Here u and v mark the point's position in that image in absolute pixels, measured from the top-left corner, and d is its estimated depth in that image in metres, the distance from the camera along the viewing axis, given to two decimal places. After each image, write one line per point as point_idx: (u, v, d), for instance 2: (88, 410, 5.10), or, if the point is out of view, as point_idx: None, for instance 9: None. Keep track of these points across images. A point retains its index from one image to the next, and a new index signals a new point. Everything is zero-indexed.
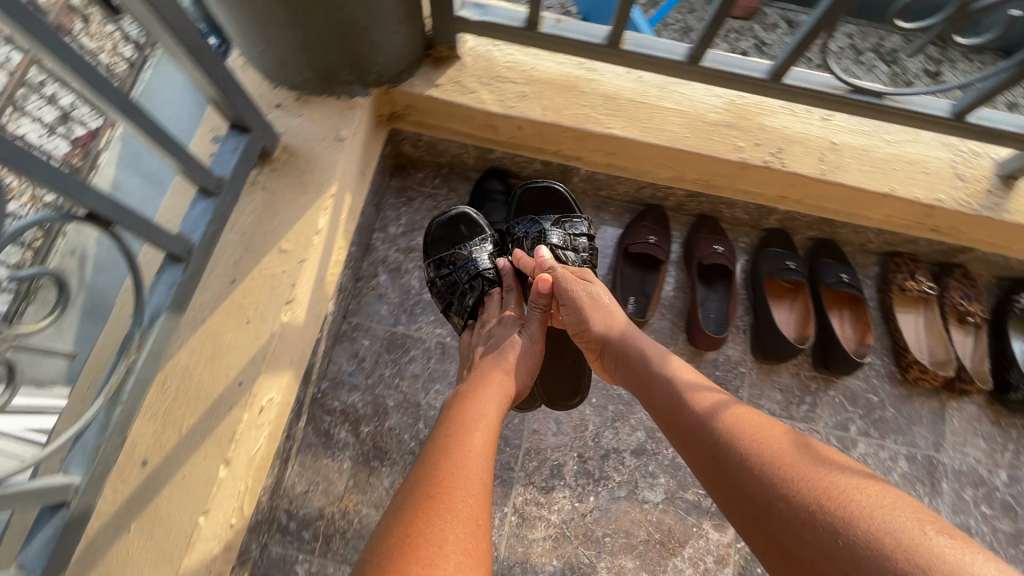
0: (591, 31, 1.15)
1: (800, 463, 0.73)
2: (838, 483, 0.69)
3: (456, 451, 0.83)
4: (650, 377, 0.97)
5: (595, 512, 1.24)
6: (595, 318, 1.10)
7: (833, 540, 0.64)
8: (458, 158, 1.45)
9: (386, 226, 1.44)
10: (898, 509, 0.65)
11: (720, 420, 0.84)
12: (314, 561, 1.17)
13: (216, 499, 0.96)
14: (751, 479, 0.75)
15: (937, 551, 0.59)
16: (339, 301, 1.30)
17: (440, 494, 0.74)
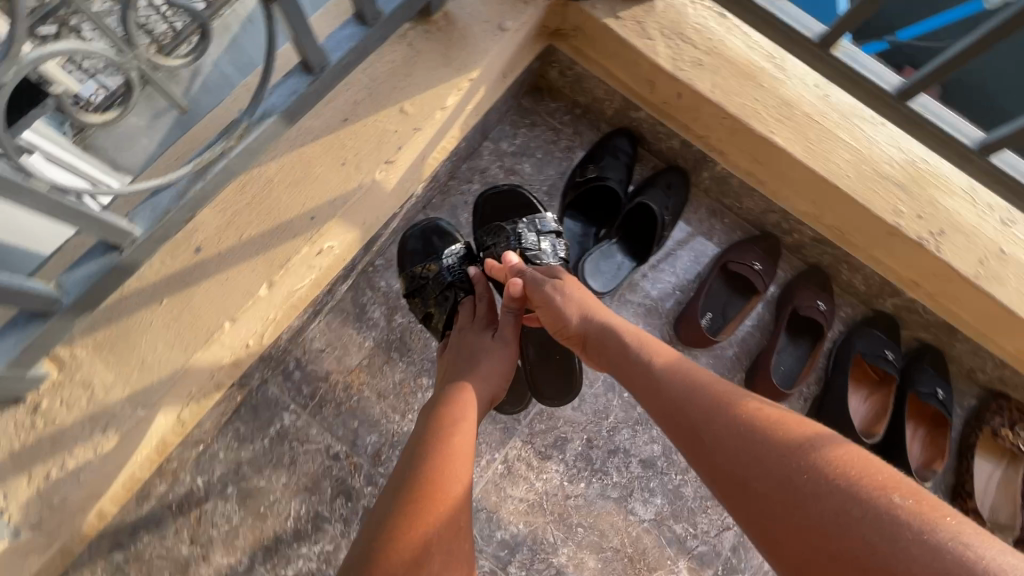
0: (806, 22, 1.03)
1: (780, 434, 0.70)
2: (815, 457, 0.66)
3: (431, 457, 0.78)
4: (625, 356, 0.88)
5: (580, 499, 1.18)
6: (568, 314, 0.96)
7: (824, 519, 0.62)
8: (600, 102, 1.35)
9: (500, 139, 1.36)
10: (869, 479, 0.63)
11: (704, 400, 0.77)
12: (301, 417, 1.16)
13: (247, 312, 0.95)
14: (730, 458, 0.72)
15: (910, 528, 0.58)
16: (427, 188, 1.25)
17: (416, 513, 0.72)
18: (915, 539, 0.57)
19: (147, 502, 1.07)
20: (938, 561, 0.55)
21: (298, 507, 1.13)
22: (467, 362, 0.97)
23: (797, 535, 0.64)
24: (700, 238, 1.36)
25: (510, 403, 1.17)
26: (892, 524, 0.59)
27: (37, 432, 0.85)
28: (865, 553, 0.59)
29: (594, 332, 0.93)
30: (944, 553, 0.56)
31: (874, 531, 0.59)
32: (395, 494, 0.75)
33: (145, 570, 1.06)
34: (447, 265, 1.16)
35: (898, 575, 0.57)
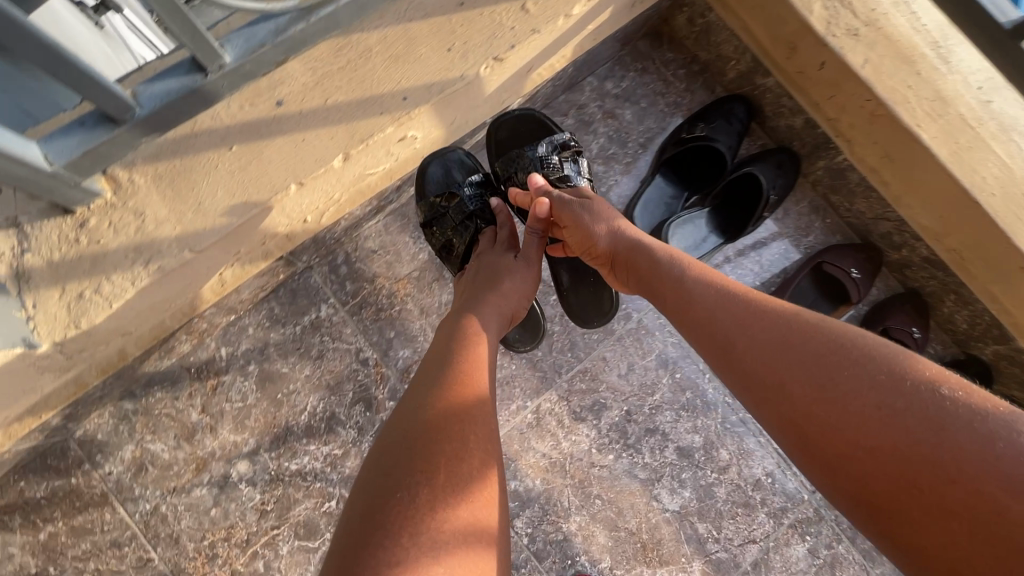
0: (1001, 8, 0.95)
1: (820, 332, 0.64)
2: (858, 355, 0.61)
3: (462, 360, 0.77)
4: (654, 265, 0.82)
5: (605, 470, 1.10)
6: (597, 229, 0.91)
7: (869, 419, 0.58)
8: (724, 61, 1.22)
9: (606, 77, 1.24)
10: (916, 370, 0.59)
11: (733, 307, 0.71)
12: (338, 313, 1.10)
13: (316, 179, 0.89)
14: (763, 364, 0.66)
15: (958, 416, 0.55)
16: (521, 109, 1.14)
17: (451, 411, 0.70)
18: (967, 426, 0.54)
19: (168, 358, 1.02)
20: (989, 444, 0.53)
21: (315, 403, 1.07)
22: (489, 281, 0.92)
23: (839, 438, 0.60)
24: (795, 233, 1.24)
25: (521, 341, 1.07)
26: (941, 414, 0.56)
27: (81, 250, 0.79)
28: (912, 445, 0.56)
29: (622, 244, 0.88)
30: (994, 435, 0.53)
31: (921, 424, 0.56)
32: (422, 395, 0.72)
33: (151, 425, 1.02)
34: (468, 194, 1.07)
35: (946, 467, 0.54)
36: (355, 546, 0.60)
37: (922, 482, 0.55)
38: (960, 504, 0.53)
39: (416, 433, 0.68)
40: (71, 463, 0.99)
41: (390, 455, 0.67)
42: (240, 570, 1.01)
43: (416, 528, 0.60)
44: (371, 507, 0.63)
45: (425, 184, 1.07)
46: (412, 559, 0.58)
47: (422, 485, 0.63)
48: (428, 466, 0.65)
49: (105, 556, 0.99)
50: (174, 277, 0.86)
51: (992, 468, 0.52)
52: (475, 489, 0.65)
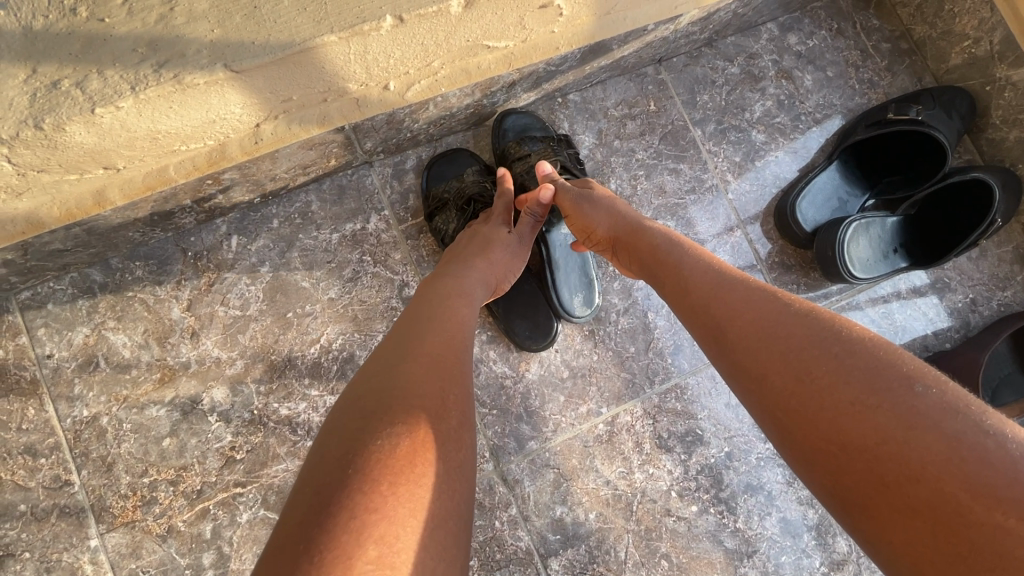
0: None
1: (794, 304, 0.47)
2: (830, 334, 0.43)
3: (440, 294, 0.60)
4: (631, 231, 0.65)
5: (682, 524, 0.81)
6: (600, 219, 0.69)
7: (850, 422, 0.40)
8: (950, 41, 0.94)
9: (792, 28, 0.96)
10: (894, 358, 0.41)
11: (716, 279, 0.53)
12: (390, 232, 0.84)
13: (421, 22, 0.61)
14: (733, 335, 0.48)
15: (932, 412, 0.37)
16: (686, 34, 0.87)
17: (430, 353, 0.50)
18: (939, 424, 0.37)
19: (163, 230, 0.77)
20: (957, 446, 0.36)
21: (332, 337, 0.81)
22: (465, 250, 0.71)
23: (809, 431, 0.41)
24: (990, 282, 0.93)
25: (533, 338, 0.81)
26: (912, 408, 0.38)
27: (74, 25, 0.49)
28: (879, 443, 0.38)
29: (617, 220, 0.67)
30: (968, 434, 0.36)
31: (891, 417, 0.38)
32: (404, 329, 0.54)
33: (119, 310, 0.77)
34: (470, 181, 0.83)
35: (925, 482, 0.36)
36: (318, 493, 0.39)
37: (890, 482, 0.37)
38: (930, 514, 0.35)
39: (376, 367, 0.49)
40: (4, 331, 0.75)
41: (350, 394, 0.47)
42: (179, 528, 0.74)
43: (393, 479, 0.40)
44: (345, 448, 0.42)
45: (433, 179, 0.84)
46: (388, 510, 0.39)
47: (405, 423, 0.43)
48: (410, 406, 0.45)
49: (10, 464, 0.73)
50: (193, 100, 0.57)
51: (959, 471, 0.35)
52: (462, 450, 0.46)
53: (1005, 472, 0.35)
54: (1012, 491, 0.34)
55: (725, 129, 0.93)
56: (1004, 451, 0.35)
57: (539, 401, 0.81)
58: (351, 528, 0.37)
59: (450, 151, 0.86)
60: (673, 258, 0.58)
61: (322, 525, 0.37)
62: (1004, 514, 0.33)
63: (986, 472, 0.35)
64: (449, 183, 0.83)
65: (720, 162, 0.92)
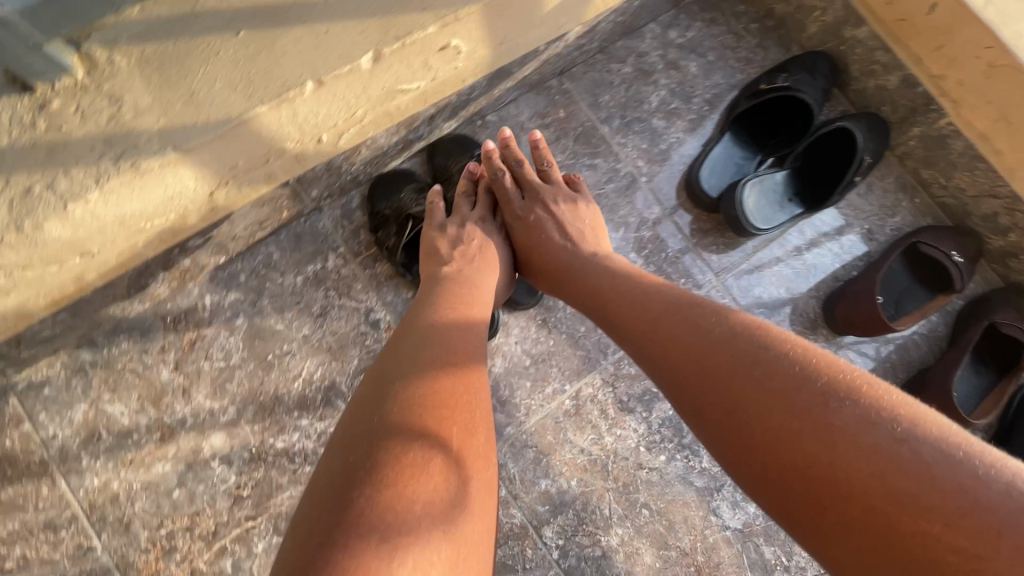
0: None
1: (730, 340, 0.56)
2: (759, 366, 0.53)
3: (438, 311, 0.67)
4: (575, 263, 0.77)
5: (654, 474, 0.90)
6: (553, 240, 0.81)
7: (785, 446, 0.48)
8: (805, 14, 1.08)
9: (670, 25, 1.10)
10: (815, 377, 0.50)
11: (664, 321, 0.62)
12: (348, 265, 0.92)
13: (339, 81, 0.71)
14: (684, 374, 0.58)
15: (848, 426, 0.46)
16: (576, 46, 0.99)
17: (444, 378, 0.58)
18: (857, 437, 0.45)
19: (140, 302, 0.84)
20: (875, 456, 0.44)
21: (312, 370, 0.89)
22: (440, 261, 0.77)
23: (751, 449, 0.51)
24: (880, 213, 1.07)
25: None
26: (830, 426, 0.47)
27: (36, 137, 0.59)
28: (810, 464, 0.47)
29: (570, 255, 0.79)
30: (882, 442, 0.45)
31: (817, 435, 0.47)
32: (412, 350, 0.61)
33: (112, 383, 0.84)
34: (409, 198, 0.91)
35: (853, 491, 0.44)
36: (346, 515, 0.46)
37: (827, 499, 0.45)
38: (864, 520, 0.44)
39: (385, 395, 0.55)
40: (6, 422, 0.81)
41: (361, 426, 0.53)
42: (201, 569, 0.81)
43: (425, 500, 0.47)
44: (369, 475, 0.48)
45: (376, 200, 0.92)
46: (422, 532, 0.46)
47: (429, 447, 0.50)
48: (427, 433, 0.51)
49: (34, 542, 0.79)
50: (152, 182, 0.66)
51: (880, 479, 0.44)
52: (483, 467, 0.54)
53: (917, 474, 0.43)
54: (926, 494, 0.42)
55: (630, 123, 1.05)
56: (914, 454, 0.44)
57: (509, 390, 0.90)
58: (386, 547, 0.44)
59: (389, 175, 0.95)
60: (630, 286, 0.69)
61: (348, 546, 0.44)
62: (928, 518, 0.41)
63: (902, 477, 0.43)
64: (391, 200, 0.91)
65: (630, 151, 1.04)
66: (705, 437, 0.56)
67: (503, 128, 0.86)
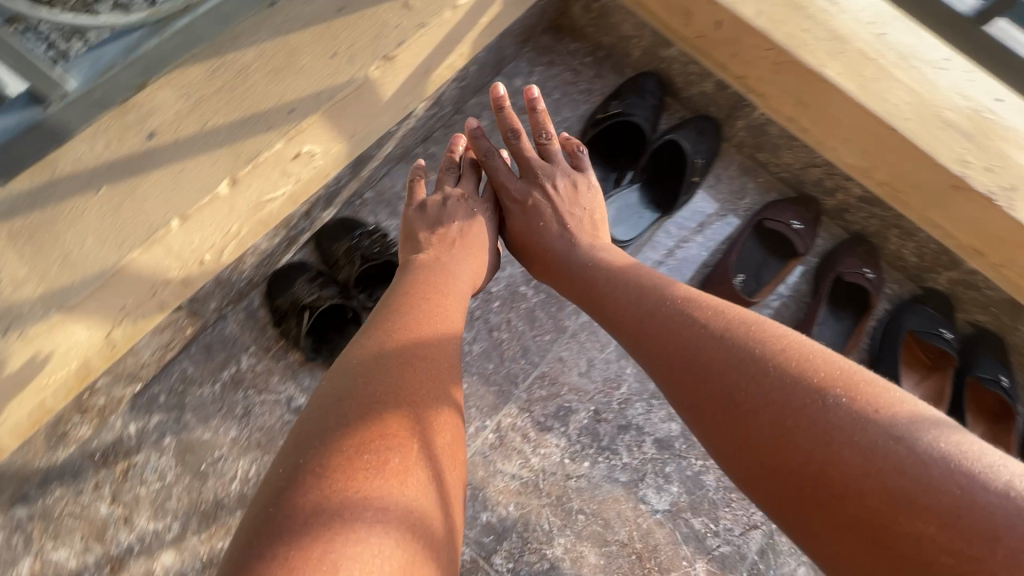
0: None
1: (733, 347, 0.64)
2: (760, 370, 0.61)
3: (409, 305, 0.71)
4: (570, 259, 0.88)
5: (582, 481, 1.00)
6: (551, 224, 0.92)
7: (787, 442, 0.56)
8: (626, 43, 1.23)
9: (514, 76, 1.23)
10: (816, 379, 0.58)
11: (668, 332, 0.70)
12: (262, 362, 0.99)
13: (202, 211, 0.78)
14: (688, 380, 0.65)
15: (845, 423, 0.54)
16: (430, 116, 1.09)
17: (412, 376, 0.62)
18: (853, 436, 0.53)
19: (64, 448, 0.88)
20: (872, 454, 0.52)
21: (247, 468, 0.94)
22: (442, 236, 0.88)
23: (753, 446, 0.59)
24: (730, 198, 1.24)
25: None
26: (827, 423, 0.55)
27: None
28: (807, 460, 0.55)
29: (571, 255, 0.89)
30: (877, 440, 0.53)
31: (814, 431, 0.55)
32: (377, 354, 0.63)
33: (52, 531, 0.87)
34: (301, 289, 0.97)
35: (847, 485, 0.52)
36: (299, 505, 0.50)
37: (822, 494, 0.53)
38: (858, 520, 0.51)
39: (348, 390, 0.59)
40: None
41: (322, 421, 0.57)
42: None
43: (379, 489, 0.52)
44: (328, 468, 0.52)
45: (274, 297, 0.99)
46: (373, 519, 0.50)
47: (389, 447, 0.54)
48: (386, 431, 0.56)
49: None
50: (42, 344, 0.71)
51: (874, 478, 0.51)
52: (448, 458, 0.58)
53: (909, 474, 0.50)
54: (918, 493, 0.49)
55: None
56: (907, 454, 0.51)
57: None
58: (333, 534, 0.48)
59: (281, 270, 1.01)
60: (625, 284, 0.78)
61: (294, 532, 0.48)
62: (923, 519, 0.49)
63: (898, 477, 0.51)
64: (286, 294, 0.98)
65: None
66: (707, 434, 0.63)
67: (496, 88, 0.95)
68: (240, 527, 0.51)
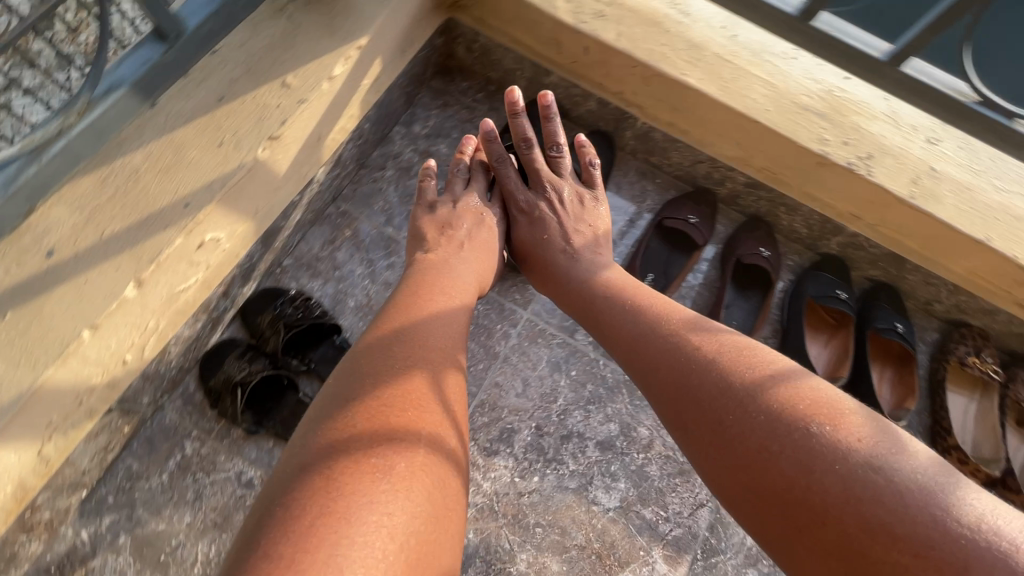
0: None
1: (722, 376, 0.70)
2: (749, 398, 0.67)
3: (416, 317, 0.80)
4: (572, 275, 0.98)
5: (534, 496, 1.06)
6: (555, 235, 1.04)
7: (773, 466, 0.62)
8: (511, 75, 1.30)
9: (411, 123, 1.29)
10: (801, 408, 0.64)
11: (660, 361, 0.76)
12: (206, 444, 1.01)
13: (112, 317, 0.81)
14: (681, 405, 0.72)
15: (826, 452, 0.60)
16: (333, 177, 1.14)
17: (421, 386, 0.69)
18: (834, 465, 0.59)
19: (16, 568, 0.89)
20: (852, 483, 0.58)
21: (207, 551, 0.96)
22: (455, 236, 0.99)
23: (741, 470, 0.64)
24: (633, 203, 1.33)
25: None
26: (811, 451, 0.61)
27: None
28: (791, 484, 0.61)
29: (571, 270, 0.99)
30: (858, 470, 0.58)
31: (796, 458, 0.61)
32: (388, 364, 0.71)
33: None
34: (232, 367, 1.00)
35: (827, 512, 0.58)
36: (313, 490, 0.56)
37: (804, 521, 0.59)
38: (837, 548, 0.56)
39: (362, 395, 0.67)
40: None
41: (340, 420, 0.64)
42: None
43: (391, 479, 0.58)
44: (343, 458, 0.59)
45: (207, 378, 1.01)
46: (383, 503, 0.55)
47: (401, 446, 0.61)
48: (397, 432, 0.62)
49: None
50: None
51: (854, 507, 0.57)
52: (453, 462, 0.64)
53: (887, 506, 0.56)
54: (896, 525, 0.55)
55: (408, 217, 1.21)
56: (885, 484, 0.57)
57: None
58: (343, 514, 0.53)
59: (212, 351, 1.04)
60: (622, 301, 0.88)
61: (309, 512, 0.54)
62: (899, 548, 0.54)
63: (878, 507, 0.56)
64: (217, 375, 1.00)
65: None
66: (697, 457, 0.69)
67: (512, 92, 1.05)
68: (255, 511, 0.57)
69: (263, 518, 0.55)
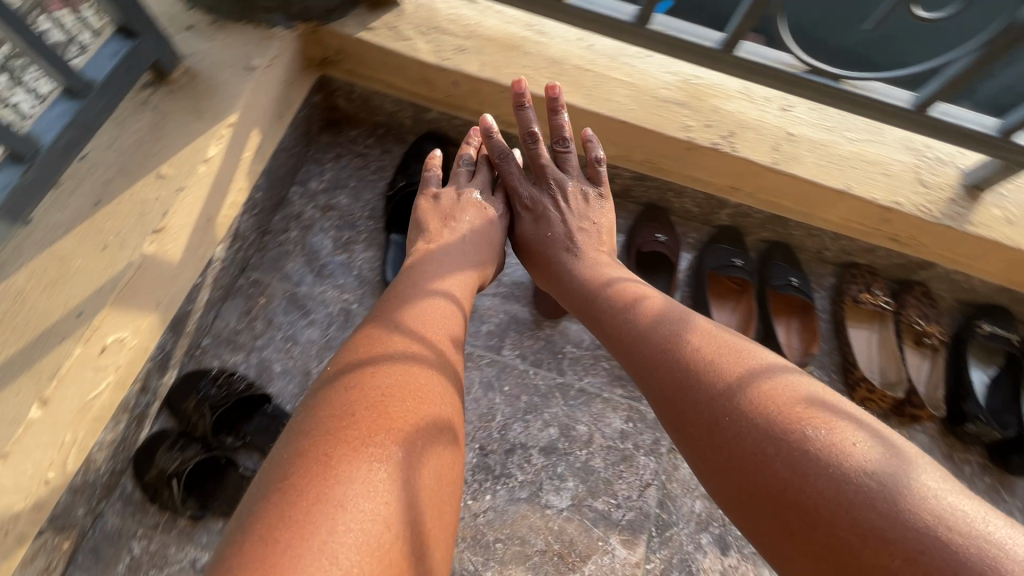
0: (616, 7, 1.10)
1: (720, 382, 0.72)
2: (747, 401, 0.68)
3: (414, 314, 0.83)
4: (573, 271, 1.03)
5: (489, 514, 1.10)
6: (557, 231, 1.09)
7: (766, 467, 0.64)
8: (395, 117, 1.35)
9: (307, 180, 1.32)
10: (799, 412, 0.66)
11: (659, 365, 0.78)
12: (154, 540, 1.01)
13: (22, 443, 0.81)
14: (677, 406, 0.74)
15: (822, 455, 0.61)
16: (235, 251, 1.16)
17: (419, 382, 0.72)
18: (828, 468, 0.60)
19: None
20: (845, 488, 0.59)
21: None
22: (458, 229, 1.06)
23: (737, 472, 0.66)
24: None
25: None
26: (805, 454, 0.62)
27: None
28: (784, 485, 0.62)
29: (572, 267, 1.04)
30: (854, 474, 0.59)
31: (790, 460, 0.63)
32: (388, 359, 0.74)
33: None
34: (165, 458, 1.00)
35: (819, 516, 0.59)
36: (310, 478, 0.59)
37: (796, 522, 0.60)
38: (828, 550, 0.58)
39: (363, 388, 0.69)
40: None
41: (340, 411, 0.66)
42: None
43: (387, 471, 0.60)
44: (339, 448, 0.62)
45: (140, 475, 1.01)
46: (376, 492, 0.59)
47: (397, 440, 0.63)
48: (393, 427, 0.65)
49: None
50: None
51: (846, 512, 0.58)
52: (447, 457, 0.67)
53: (879, 510, 0.57)
54: (887, 530, 0.55)
55: (320, 272, 1.24)
56: (880, 488, 0.58)
57: None
58: (337, 503, 0.57)
59: (141, 446, 1.03)
60: (619, 296, 0.92)
61: (304, 500, 0.57)
62: (888, 553, 0.55)
63: (870, 512, 0.57)
64: (151, 469, 1.00)
65: (333, 292, 1.23)
66: (695, 457, 0.71)
67: (544, 88, 1.08)
68: (251, 496, 0.60)
69: (261, 500, 0.58)
